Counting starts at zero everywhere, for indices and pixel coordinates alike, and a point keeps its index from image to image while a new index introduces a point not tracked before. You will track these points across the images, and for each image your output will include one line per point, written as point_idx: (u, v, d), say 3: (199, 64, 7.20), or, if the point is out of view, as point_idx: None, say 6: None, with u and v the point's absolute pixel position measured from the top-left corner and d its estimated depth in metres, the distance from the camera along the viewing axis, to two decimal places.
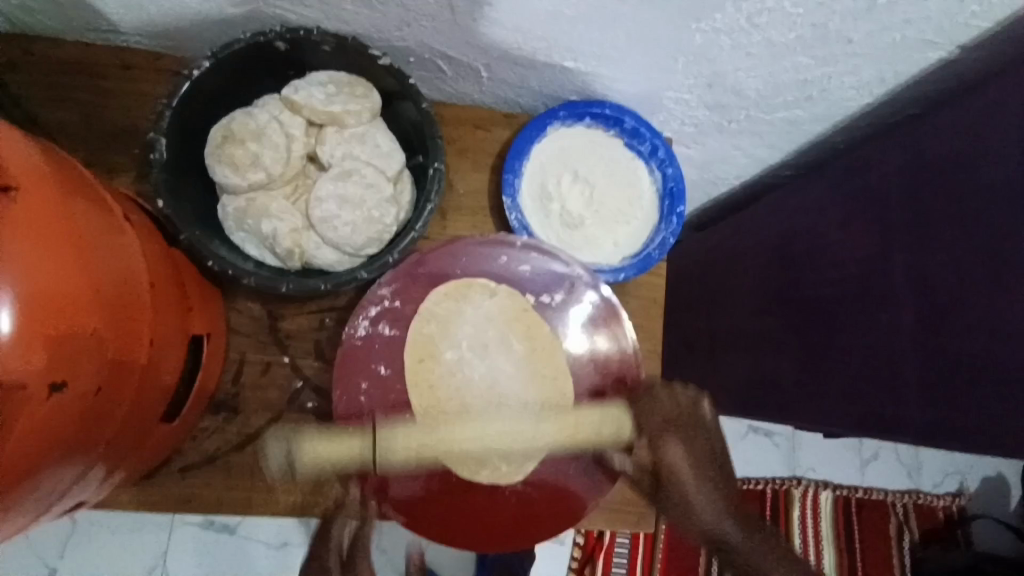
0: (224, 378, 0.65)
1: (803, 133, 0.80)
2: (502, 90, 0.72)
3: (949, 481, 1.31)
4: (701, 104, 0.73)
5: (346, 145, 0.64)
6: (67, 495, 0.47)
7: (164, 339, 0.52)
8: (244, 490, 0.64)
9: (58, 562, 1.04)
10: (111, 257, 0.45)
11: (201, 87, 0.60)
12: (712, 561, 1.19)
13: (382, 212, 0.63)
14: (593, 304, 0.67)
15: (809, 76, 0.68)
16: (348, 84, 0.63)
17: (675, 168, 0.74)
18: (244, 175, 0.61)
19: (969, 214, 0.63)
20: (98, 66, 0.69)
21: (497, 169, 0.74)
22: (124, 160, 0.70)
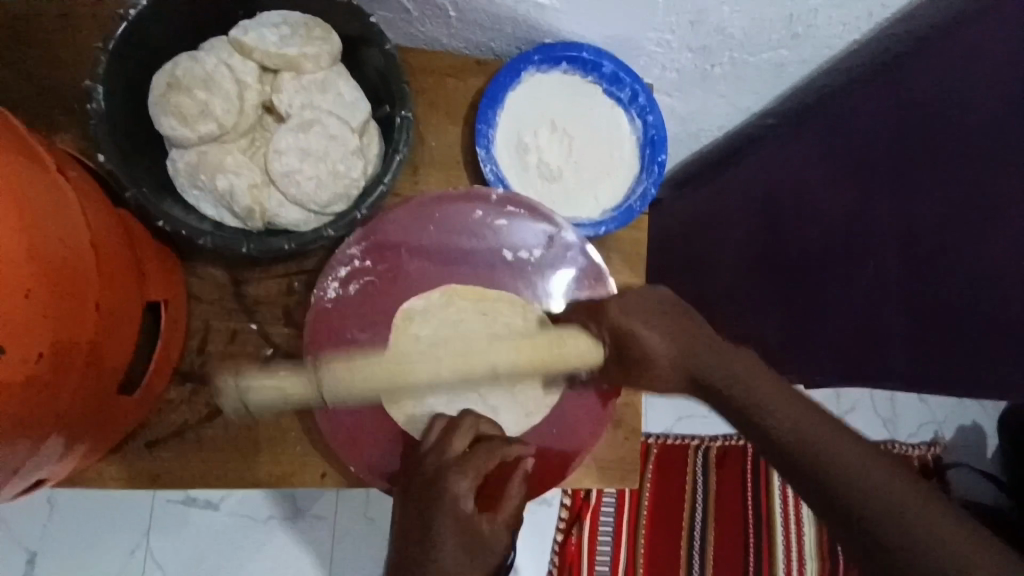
0: (189, 348, 0.62)
1: (788, 77, 0.78)
2: (472, 34, 0.67)
3: (924, 431, 1.34)
4: (684, 46, 0.70)
5: (305, 94, 0.59)
6: (22, 471, 0.44)
7: (115, 304, 0.48)
8: (218, 464, 0.61)
9: (39, 544, 1.01)
10: (46, 214, 0.41)
11: (140, 29, 0.54)
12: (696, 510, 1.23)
13: (348, 165, 0.58)
14: (578, 268, 0.67)
15: (796, 11, 0.65)
16: (304, 26, 0.58)
17: (656, 115, 0.71)
18: (193, 127, 0.56)
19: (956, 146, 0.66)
20: (30, 14, 0.63)
21: (471, 121, 0.70)
22: (62, 115, 0.64)
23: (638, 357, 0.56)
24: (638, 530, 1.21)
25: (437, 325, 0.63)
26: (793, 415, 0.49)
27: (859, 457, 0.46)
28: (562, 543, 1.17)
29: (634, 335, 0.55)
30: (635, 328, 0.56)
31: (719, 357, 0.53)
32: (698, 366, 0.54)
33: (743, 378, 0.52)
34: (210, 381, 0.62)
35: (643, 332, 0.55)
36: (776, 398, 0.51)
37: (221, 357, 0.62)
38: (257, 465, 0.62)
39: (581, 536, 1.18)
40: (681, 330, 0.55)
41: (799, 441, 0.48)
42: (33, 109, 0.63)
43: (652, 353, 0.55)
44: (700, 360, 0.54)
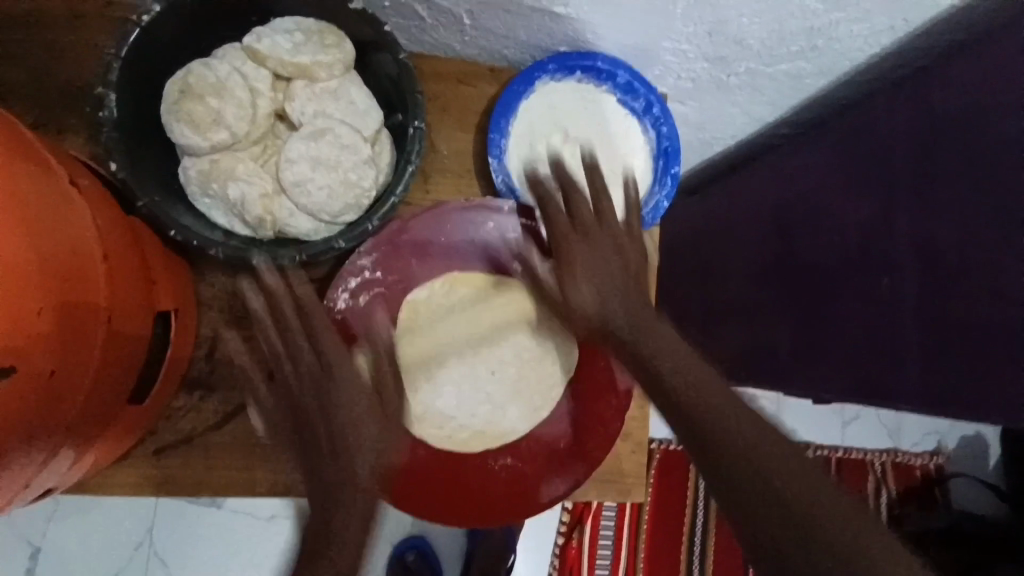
0: (197, 355, 0.62)
1: (804, 87, 0.76)
2: (486, 41, 0.66)
3: (927, 441, 1.34)
4: (700, 56, 0.69)
5: (317, 102, 0.59)
6: (35, 481, 0.45)
7: (127, 313, 0.48)
8: (226, 473, 0.61)
9: (43, 539, 1.02)
10: (58, 227, 0.41)
11: (152, 34, 0.53)
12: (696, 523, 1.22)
13: (359, 175, 0.57)
14: None
15: (817, 24, 0.64)
16: (317, 33, 0.57)
17: (670, 126, 0.70)
18: (205, 135, 0.55)
19: (987, 162, 0.62)
20: (43, 16, 0.63)
21: (483, 128, 0.69)
22: (74, 118, 0.63)
23: (566, 292, 0.55)
24: (639, 538, 1.21)
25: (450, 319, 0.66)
26: (685, 375, 0.48)
27: (759, 447, 0.43)
28: (563, 546, 1.17)
29: (575, 273, 0.54)
30: (578, 262, 0.54)
31: (613, 296, 0.53)
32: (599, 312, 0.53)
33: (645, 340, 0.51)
34: (218, 388, 0.62)
35: (580, 283, 0.54)
36: (673, 359, 0.49)
37: (229, 365, 0.62)
38: (263, 473, 0.62)
39: (582, 540, 1.18)
40: (633, 289, 0.53)
41: (692, 413, 0.45)
42: (43, 112, 0.63)
43: (581, 300, 0.54)
44: (614, 310, 0.53)
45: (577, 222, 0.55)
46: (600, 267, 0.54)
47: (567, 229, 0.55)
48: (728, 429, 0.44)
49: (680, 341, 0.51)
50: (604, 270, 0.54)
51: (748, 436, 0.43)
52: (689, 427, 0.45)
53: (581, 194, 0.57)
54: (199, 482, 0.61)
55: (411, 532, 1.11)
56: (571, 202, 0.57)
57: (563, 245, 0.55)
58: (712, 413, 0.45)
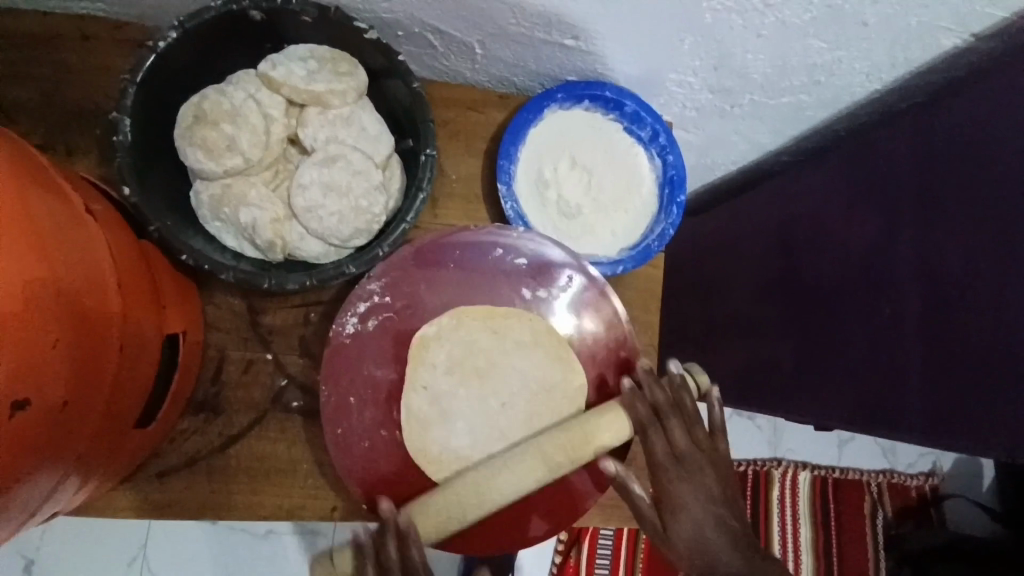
0: (203, 377, 0.62)
1: (806, 119, 0.78)
2: (496, 69, 0.67)
3: (922, 461, 1.34)
4: (705, 87, 0.70)
5: (330, 128, 0.59)
6: (40, 510, 0.44)
7: (138, 340, 0.48)
8: (229, 495, 0.61)
9: (37, 553, 1.00)
10: (74, 258, 0.41)
11: (168, 60, 0.54)
12: None
13: (370, 202, 0.58)
14: (581, 288, 0.65)
15: (820, 61, 0.65)
16: (332, 60, 0.58)
17: (676, 155, 0.71)
18: (218, 160, 0.56)
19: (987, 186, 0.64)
20: (56, 37, 0.63)
21: (491, 153, 0.70)
22: (85, 138, 0.64)
23: (663, 528, 0.53)
24: (637, 560, 1.19)
25: (451, 350, 0.62)
26: (696, 515, 0.53)
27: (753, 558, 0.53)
28: (560, 565, 1.16)
29: (681, 521, 0.53)
30: (682, 504, 0.53)
31: (688, 487, 0.53)
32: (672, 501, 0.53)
33: (669, 483, 0.54)
34: (223, 411, 0.61)
35: (684, 521, 0.53)
36: (687, 495, 0.53)
37: (234, 387, 0.62)
38: (266, 497, 0.61)
39: (579, 559, 1.17)
40: (723, 500, 0.54)
41: (709, 554, 0.52)
42: (55, 131, 0.63)
43: (680, 545, 0.53)
44: (705, 529, 0.53)
45: (677, 462, 0.54)
46: (691, 484, 0.53)
47: (666, 457, 0.54)
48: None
49: (706, 481, 0.54)
50: (687, 468, 0.54)
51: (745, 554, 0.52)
52: (708, 565, 0.52)
53: (679, 421, 0.54)
54: (201, 506, 0.61)
55: None
56: (669, 430, 0.54)
57: (665, 477, 0.54)
58: (720, 549, 0.52)
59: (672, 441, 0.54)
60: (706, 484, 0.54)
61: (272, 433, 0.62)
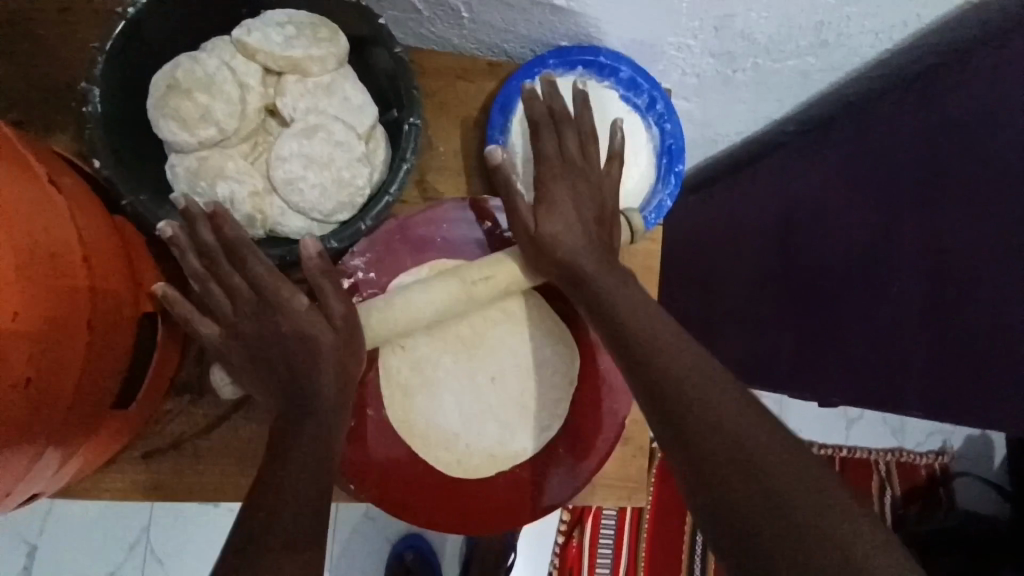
0: (186, 358, 0.60)
1: (813, 85, 0.74)
2: (485, 35, 0.64)
3: (932, 440, 1.31)
4: (706, 51, 0.67)
5: (310, 98, 0.57)
6: (15, 491, 0.43)
7: (110, 317, 0.47)
8: (217, 477, 0.60)
9: (39, 539, 1.01)
10: (36, 229, 0.39)
11: (138, 27, 0.52)
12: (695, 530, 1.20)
13: (352, 173, 0.56)
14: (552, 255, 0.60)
15: (827, 18, 0.62)
16: (310, 25, 0.55)
17: (674, 124, 0.68)
18: (193, 132, 0.53)
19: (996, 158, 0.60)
20: (27, 8, 0.61)
21: (481, 125, 0.68)
22: (61, 114, 0.62)
23: (539, 227, 0.53)
24: (640, 539, 1.19)
25: (427, 304, 0.62)
26: (656, 338, 0.47)
27: (736, 417, 0.42)
28: (563, 545, 1.15)
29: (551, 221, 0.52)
30: (560, 205, 0.53)
31: (580, 196, 0.54)
32: (562, 239, 0.52)
33: (573, 240, 0.52)
34: (207, 392, 0.60)
35: (557, 218, 0.53)
36: (625, 291, 0.50)
37: None
38: (254, 478, 0.60)
39: (582, 540, 1.16)
40: (600, 232, 0.54)
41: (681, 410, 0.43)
42: (31, 109, 0.61)
43: (558, 244, 0.52)
44: (581, 254, 0.52)
45: (563, 161, 0.55)
46: (577, 202, 0.53)
47: (553, 158, 0.54)
48: (714, 418, 0.42)
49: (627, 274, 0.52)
50: (581, 202, 0.54)
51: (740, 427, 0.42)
52: (670, 399, 0.44)
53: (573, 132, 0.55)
54: (189, 487, 0.60)
55: (409, 531, 1.07)
56: (561, 136, 0.55)
57: (546, 176, 0.54)
58: (678, 370, 0.45)
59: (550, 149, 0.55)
60: (651, 306, 0.49)
61: (259, 414, 0.60)
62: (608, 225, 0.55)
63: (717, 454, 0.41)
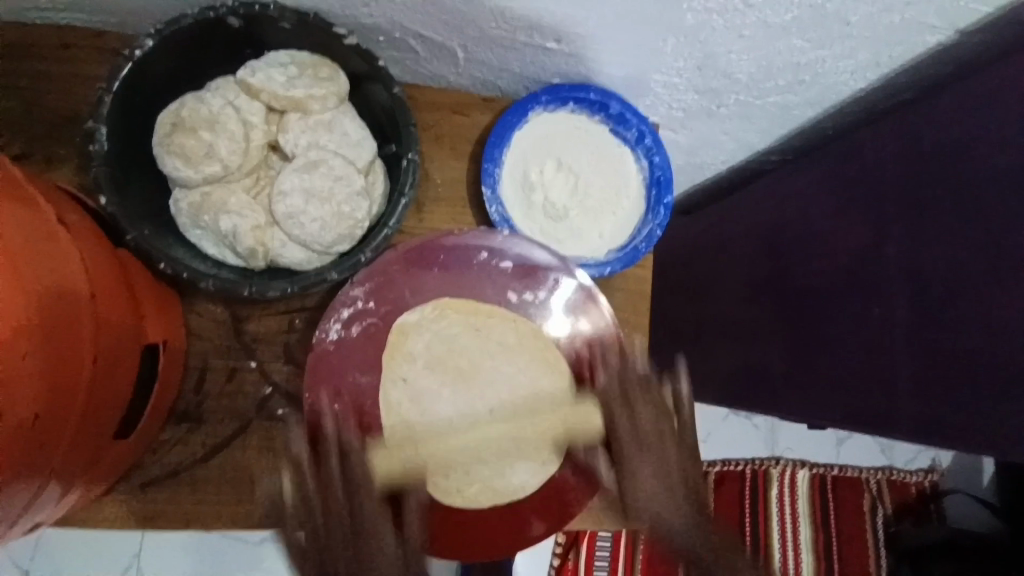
0: (185, 386, 0.61)
1: (795, 118, 0.78)
2: (480, 72, 0.67)
3: (921, 458, 1.33)
4: (690, 87, 0.70)
5: (311, 134, 0.59)
6: (17, 524, 0.44)
7: (114, 350, 0.48)
8: (215, 505, 0.60)
9: (30, 566, 0.99)
10: (43, 270, 0.40)
11: (145, 68, 0.54)
12: None
13: (353, 207, 0.58)
14: (572, 289, 0.64)
15: (804, 59, 0.65)
16: (312, 66, 0.57)
17: (662, 156, 0.71)
18: (197, 168, 0.55)
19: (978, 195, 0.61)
20: (34, 47, 0.62)
21: (476, 157, 0.70)
22: (66, 148, 0.63)
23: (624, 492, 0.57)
24: (636, 562, 1.18)
25: (430, 338, 0.63)
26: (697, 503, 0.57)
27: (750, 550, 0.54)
28: (559, 566, 1.16)
29: (633, 474, 0.57)
30: (637, 462, 0.57)
31: (649, 420, 0.58)
32: (630, 474, 0.57)
33: (653, 497, 0.56)
34: (206, 420, 0.61)
35: (640, 471, 0.57)
36: (670, 491, 0.56)
37: (217, 397, 0.61)
38: (251, 506, 0.61)
39: (577, 562, 1.16)
40: (684, 482, 0.57)
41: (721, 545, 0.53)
42: (37, 142, 0.63)
43: (638, 494, 0.56)
44: (672, 518, 0.55)
45: (636, 430, 0.58)
46: (647, 419, 0.58)
47: (628, 433, 0.58)
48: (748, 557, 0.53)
49: (664, 398, 0.60)
50: (647, 417, 0.58)
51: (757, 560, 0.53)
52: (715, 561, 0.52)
53: (646, 403, 0.59)
54: (186, 516, 0.60)
55: None
56: (636, 413, 0.58)
57: (622, 450, 0.58)
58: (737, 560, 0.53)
59: (638, 419, 0.58)
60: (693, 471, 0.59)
61: (258, 442, 0.61)
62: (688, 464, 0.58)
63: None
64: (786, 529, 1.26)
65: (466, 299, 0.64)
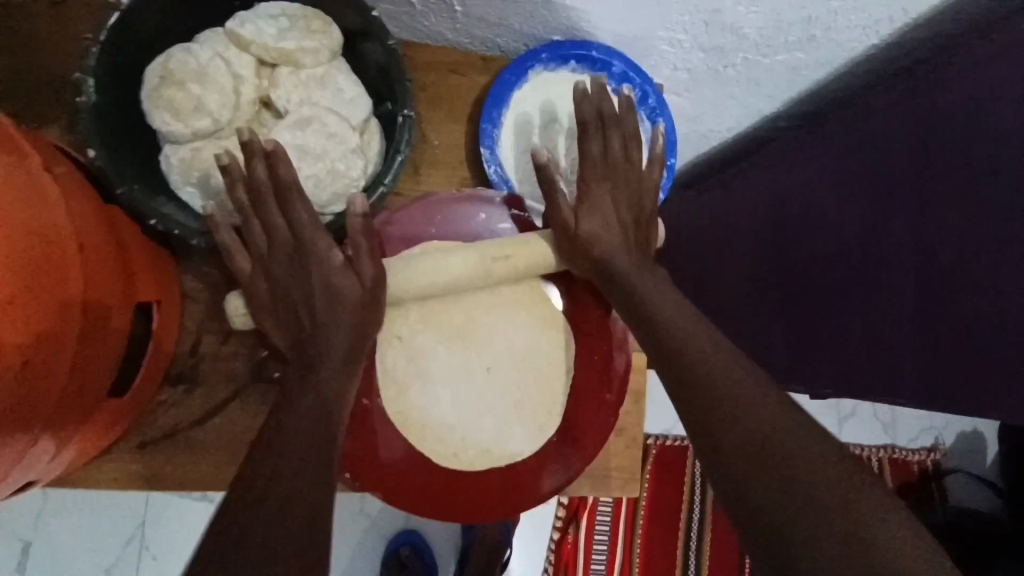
0: (181, 348, 0.60)
1: (803, 81, 0.75)
2: (478, 30, 0.65)
3: (924, 437, 1.32)
4: (696, 46, 0.68)
5: (304, 90, 0.57)
6: (11, 475, 0.43)
7: (106, 304, 0.47)
8: (211, 467, 0.60)
9: (33, 535, 1.00)
10: (29, 216, 0.39)
11: (132, 19, 0.52)
12: (690, 534, 1.19)
13: (347, 165, 0.56)
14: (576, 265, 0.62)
15: (814, 13, 0.63)
16: (304, 18, 0.55)
17: (665, 118, 0.69)
18: (186, 123, 0.54)
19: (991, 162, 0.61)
20: (20, 3, 0.61)
21: (475, 119, 0.68)
22: (55, 108, 0.62)
23: (574, 214, 0.55)
24: (635, 536, 1.18)
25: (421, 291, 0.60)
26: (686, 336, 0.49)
27: (753, 396, 0.46)
28: (558, 541, 1.16)
29: (588, 202, 0.54)
30: (596, 195, 0.55)
31: (617, 171, 0.56)
32: (595, 254, 0.54)
33: (604, 246, 0.54)
34: (202, 382, 0.60)
35: (593, 211, 0.55)
36: (646, 287, 0.53)
37: (213, 359, 0.61)
38: None
39: (577, 536, 1.16)
40: (633, 226, 0.56)
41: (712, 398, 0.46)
42: (25, 101, 0.61)
43: (590, 235, 0.54)
44: (614, 254, 0.54)
45: (600, 170, 0.56)
46: (607, 188, 0.55)
47: (597, 157, 0.55)
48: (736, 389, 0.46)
49: (638, 185, 0.56)
50: (617, 168, 0.56)
51: (752, 403, 0.46)
52: (702, 394, 0.46)
53: (618, 131, 0.55)
54: (183, 477, 0.60)
55: (405, 527, 1.07)
56: (606, 138, 0.55)
57: (586, 174, 0.55)
58: (720, 384, 0.47)
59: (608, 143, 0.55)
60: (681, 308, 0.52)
61: (254, 404, 0.61)
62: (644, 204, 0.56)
63: (743, 440, 0.44)
64: None
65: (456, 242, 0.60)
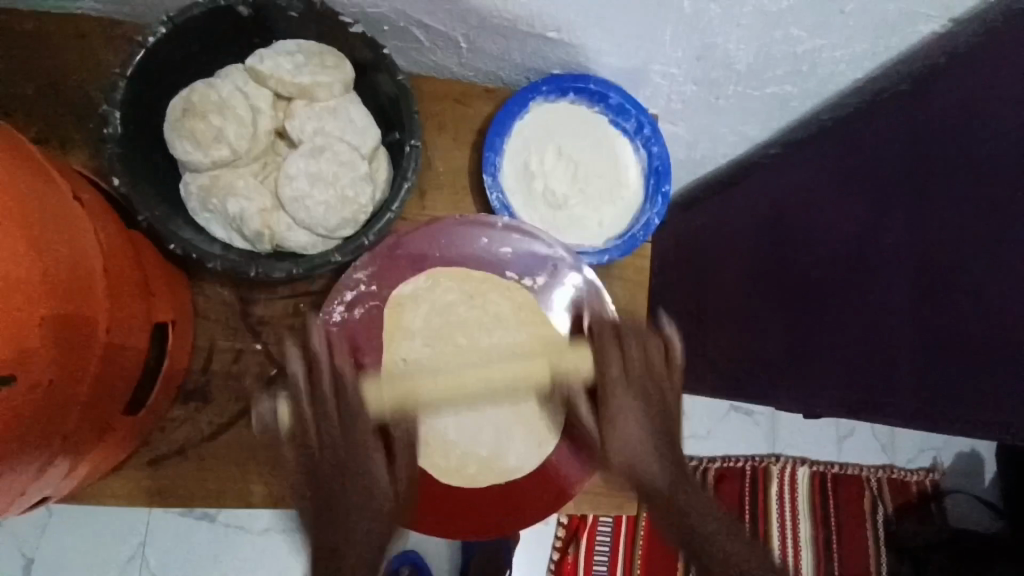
0: (194, 366, 0.63)
1: (793, 111, 0.79)
2: (482, 62, 0.68)
3: (923, 457, 1.33)
4: (689, 79, 0.71)
5: (317, 120, 0.60)
6: (30, 489, 0.45)
7: (126, 324, 0.49)
8: (218, 482, 0.62)
9: (36, 552, 1.01)
10: (61, 242, 0.42)
11: (157, 55, 0.55)
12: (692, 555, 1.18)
13: (357, 191, 0.59)
14: (576, 287, 0.66)
15: (800, 50, 0.66)
16: (318, 54, 0.59)
17: (661, 146, 0.72)
18: (207, 151, 0.57)
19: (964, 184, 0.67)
20: (49, 36, 0.64)
21: (478, 147, 0.71)
22: (79, 135, 0.65)
23: (608, 434, 0.60)
24: (635, 555, 1.19)
25: (427, 309, 0.65)
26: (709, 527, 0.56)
27: (726, 531, 0.56)
28: (558, 561, 1.15)
29: (616, 420, 0.60)
30: (622, 416, 0.60)
31: (633, 356, 0.62)
32: (617, 434, 0.60)
33: (637, 460, 0.59)
34: (213, 399, 0.62)
35: (622, 427, 0.60)
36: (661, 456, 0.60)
37: (224, 376, 0.63)
38: (255, 485, 0.62)
39: (577, 556, 1.16)
40: (662, 420, 0.61)
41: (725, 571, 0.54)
42: (49, 129, 0.65)
43: (621, 454, 0.60)
44: (650, 465, 0.59)
45: (626, 373, 0.61)
46: (620, 349, 0.62)
47: (617, 373, 0.61)
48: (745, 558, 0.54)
49: (649, 360, 0.62)
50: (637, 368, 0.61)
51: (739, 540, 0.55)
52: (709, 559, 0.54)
53: (635, 341, 0.62)
54: (191, 492, 0.61)
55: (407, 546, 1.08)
56: (625, 353, 0.62)
57: (610, 392, 0.60)
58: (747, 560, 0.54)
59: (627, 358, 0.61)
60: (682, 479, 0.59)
61: None
62: (671, 397, 0.63)
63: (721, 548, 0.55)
64: (785, 523, 1.27)
65: (458, 268, 0.66)
